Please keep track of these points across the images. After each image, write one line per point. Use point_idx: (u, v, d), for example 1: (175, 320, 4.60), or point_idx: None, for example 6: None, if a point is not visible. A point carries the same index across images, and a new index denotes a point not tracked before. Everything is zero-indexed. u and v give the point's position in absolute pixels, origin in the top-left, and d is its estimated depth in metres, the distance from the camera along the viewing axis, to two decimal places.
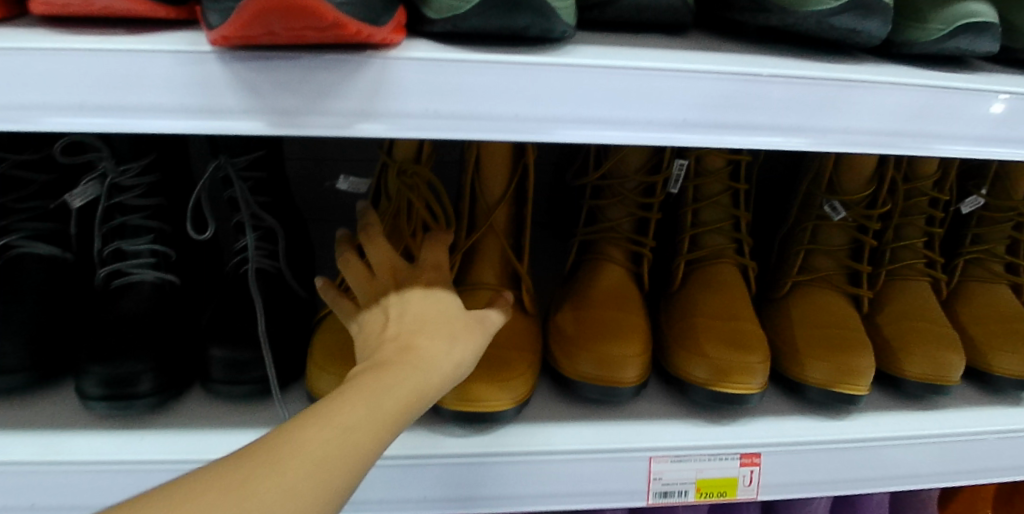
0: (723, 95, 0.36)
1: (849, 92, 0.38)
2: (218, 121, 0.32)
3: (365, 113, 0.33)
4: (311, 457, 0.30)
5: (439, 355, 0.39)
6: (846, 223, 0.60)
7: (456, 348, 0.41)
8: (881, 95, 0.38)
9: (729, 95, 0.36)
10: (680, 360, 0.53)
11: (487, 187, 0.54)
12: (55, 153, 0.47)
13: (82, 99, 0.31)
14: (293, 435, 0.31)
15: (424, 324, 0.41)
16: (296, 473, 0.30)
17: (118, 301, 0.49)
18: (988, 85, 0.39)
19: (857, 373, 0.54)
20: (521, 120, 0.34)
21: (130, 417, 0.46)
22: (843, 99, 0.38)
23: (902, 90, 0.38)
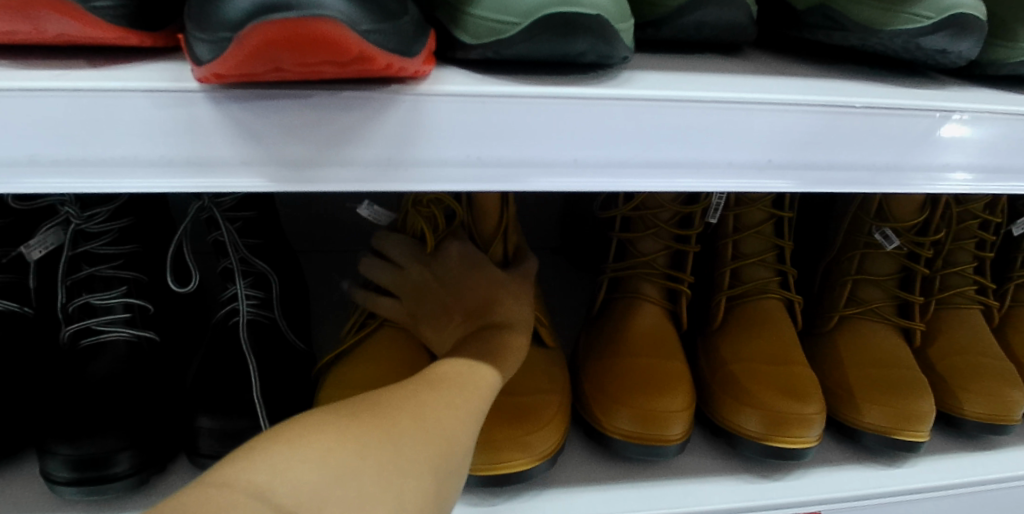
0: (812, 130, 0.31)
1: (952, 124, 0.32)
2: (209, 176, 0.26)
3: (392, 162, 0.27)
4: (455, 382, 0.35)
5: (516, 309, 0.43)
6: (897, 252, 0.55)
7: (520, 297, 0.44)
8: (986, 126, 0.33)
9: (819, 131, 0.31)
10: (727, 410, 0.47)
11: (483, 215, 0.47)
12: (8, 199, 0.44)
13: (33, 152, 0.25)
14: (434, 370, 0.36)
15: (483, 293, 0.43)
16: (448, 392, 0.34)
17: (85, 366, 0.42)
18: None
19: (918, 418, 0.49)
20: (580, 165, 0.29)
21: (104, 502, 0.40)
22: (946, 131, 0.32)
23: (1009, 120, 0.33)
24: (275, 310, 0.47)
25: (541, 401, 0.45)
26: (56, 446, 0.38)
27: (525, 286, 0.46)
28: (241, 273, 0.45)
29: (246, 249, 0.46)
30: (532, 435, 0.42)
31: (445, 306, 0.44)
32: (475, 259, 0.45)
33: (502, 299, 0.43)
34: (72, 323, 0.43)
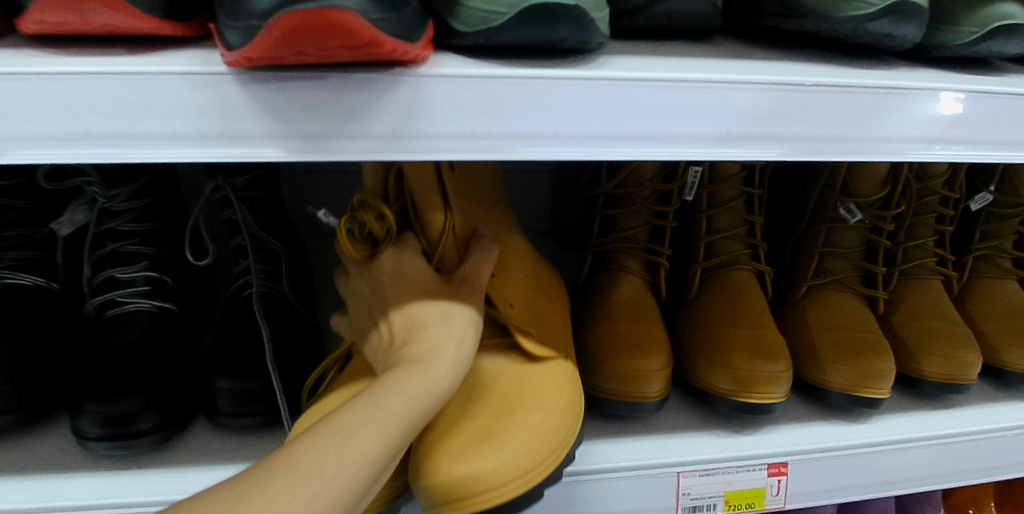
0: (767, 105, 0.35)
1: (892, 99, 0.36)
2: (238, 147, 0.29)
3: (396, 135, 0.31)
4: (309, 471, 0.29)
5: (437, 338, 0.38)
6: (861, 225, 0.59)
7: (448, 318, 0.40)
8: (924, 101, 0.37)
9: (774, 106, 0.35)
10: (702, 370, 0.52)
11: (426, 215, 0.46)
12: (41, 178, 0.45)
13: (86, 128, 0.28)
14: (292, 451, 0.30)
15: (409, 310, 0.40)
16: (291, 489, 0.28)
17: (111, 334, 0.45)
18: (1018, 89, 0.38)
19: (879, 377, 0.53)
20: (561, 138, 0.32)
21: (131, 457, 0.43)
22: (888, 106, 0.36)
23: (945, 96, 0.37)
24: (284, 284, 0.51)
25: (514, 417, 0.40)
26: (88, 405, 0.42)
27: (459, 299, 0.42)
28: (253, 249, 0.49)
29: (258, 227, 0.49)
30: (486, 468, 0.37)
31: (378, 315, 0.42)
32: (409, 264, 0.43)
33: (425, 321, 0.39)
34: (98, 295, 0.46)
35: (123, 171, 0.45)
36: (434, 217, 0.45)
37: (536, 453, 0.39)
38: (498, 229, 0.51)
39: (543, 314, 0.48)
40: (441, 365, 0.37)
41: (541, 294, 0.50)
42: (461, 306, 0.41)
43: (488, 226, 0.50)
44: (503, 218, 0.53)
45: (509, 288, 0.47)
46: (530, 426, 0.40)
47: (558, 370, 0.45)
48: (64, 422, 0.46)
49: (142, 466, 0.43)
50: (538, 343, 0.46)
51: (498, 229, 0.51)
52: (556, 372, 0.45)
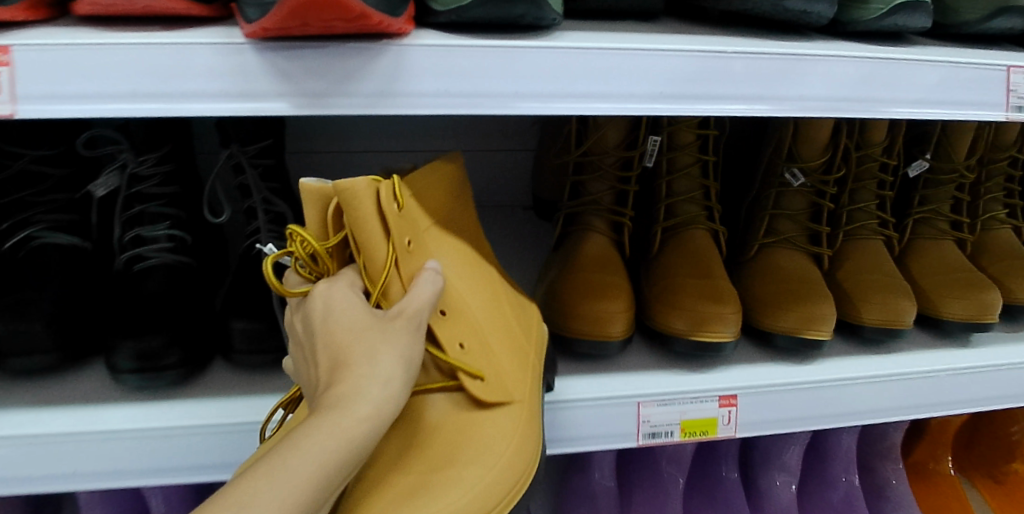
0: (694, 69, 0.41)
1: (801, 64, 0.43)
2: (254, 104, 0.36)
3: (384, 94, 0.37)
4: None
5: (365, 381, 0.32)
6: (806, 189, 0.66)
7: (377, 359, 0.33)
8: (830, 66, 0.44)
9: (699, 69, 0.41)
10: (661, 315, 0.58)
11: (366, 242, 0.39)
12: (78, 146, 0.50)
13: (131, 89, 0.35)
14: (249, 486, 0.28)
15: (334, 349, 0.34)
16: None
17: (140, 284, 0.52)
18: (910, 55, 0.45)
19: (820, 320, 0.59)
20: (520, 96, 0.39)
21: (157, 390, 0.50)
22: (798, 69, 0.43)
23: (848, 61, 0.44)
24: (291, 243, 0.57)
25: (460, 468, 0.40)
26: (122, 342, 0.48)
27: (391, 339, 0.35)
28: (263, 211, 0.55)
29: (268, 192, 0.55)
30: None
31: (307, 356, 0.36)
32: (339, 297, 0.36)
33: (349, 365, 0.33)
34: (126, 251, 0.53)
35: (149, 140, 0.52)
36: (378, 254, 0.39)
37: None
38: (462, 250, 0.47)
39: (499, 355, 0.45)
40: (364, 416, 0.31)
41: (502, 328, 0.47)
42: (394, 343, 0.35)
43: (449, 253, 0.45)
44: (465, 234, 0.49)
45: (466, 326, 0.44)
46: (475, 478, 0.40)
47: (504, 419, 0.43)
48: (99, 364, 0.52)
49: (168, 396, 0.49)
50: (488, 391, 0.43)
51: (463, 253, 0.47)
52: (500, 423, 0.43)
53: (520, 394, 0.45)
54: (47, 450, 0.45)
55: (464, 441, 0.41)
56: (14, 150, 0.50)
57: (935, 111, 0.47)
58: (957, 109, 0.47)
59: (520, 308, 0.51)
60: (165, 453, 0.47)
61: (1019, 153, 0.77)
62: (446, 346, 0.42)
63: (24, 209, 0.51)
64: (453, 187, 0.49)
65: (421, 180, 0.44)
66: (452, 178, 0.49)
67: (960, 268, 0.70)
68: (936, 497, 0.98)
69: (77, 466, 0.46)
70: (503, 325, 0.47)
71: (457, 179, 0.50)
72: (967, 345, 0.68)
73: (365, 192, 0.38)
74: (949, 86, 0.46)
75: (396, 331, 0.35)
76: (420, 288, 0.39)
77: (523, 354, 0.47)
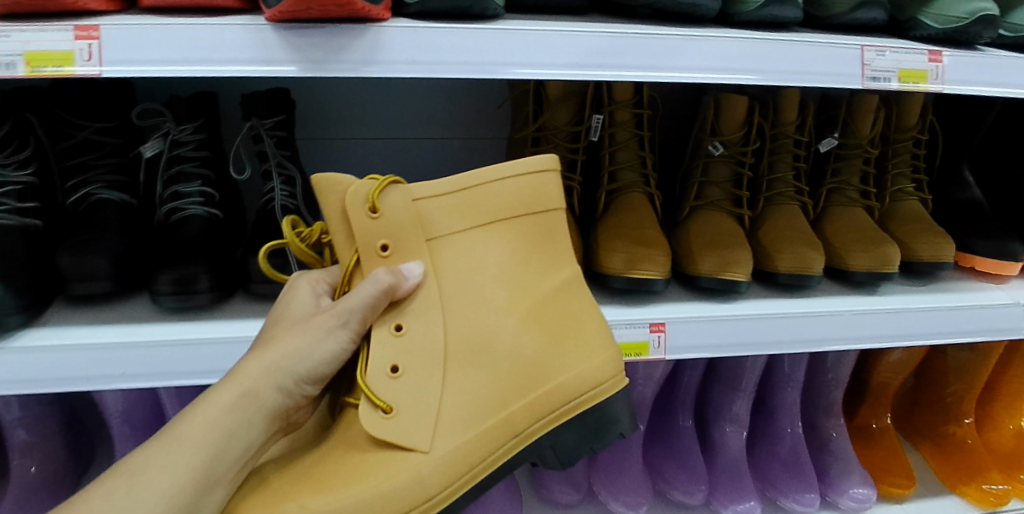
0: (601, 46, 0.55)
1: (686, 43, 0.57)
2: (271, 68, 0.49)
3: (368, 61, 0.50)
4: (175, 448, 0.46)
5: (262, 359, 0.50)
6: (727, 158, 0.79)
7: (278, 344, 0.51)
8: (708, 44, 0.57)
9: (606, 47, 0.55)
10: (602, 258, 0.71)
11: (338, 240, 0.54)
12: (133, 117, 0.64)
13: (184, 56, 0.48)
14: (173, 429, 0.47)
15: (271, 329, 0.54)
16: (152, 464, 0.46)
17: (177, 229, 0.64)
18: (771, 38, 0.59)
19: (736, 262, 0.72)
20: (470, 64, 0.52)
21: (191, 313, 0.61)
22: (684, 46, 0.57)
23: (722, 41, 0.58)
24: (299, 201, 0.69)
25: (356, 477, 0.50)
26: (164, 270, 0.61)
27: (294, 332, 0.52)
28: (277, 173, 0.68)
29: (282, 158, 0.69)
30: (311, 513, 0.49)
31: None
32: (294, 288, 0.56)
33: (264, 346, 0.52)
34: (166, 204, 0.66)
35: (188, 112, 0.65)
36: (348, 254, 0.54)
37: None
38: (475, 276, 0.54)
39: (436, 392, 0.53)
40: (246, 386, 0.49)
41: (464, 363, 0.53)
42: (292, 335, 0.52)
43: (455, 271, 0.53)
44: (490, 255, 0.54)
45: (414, 350, 0.53)
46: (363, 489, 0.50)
47: (406, 456, 0.51)
48: (142, 296, 0.63)
49: (200, 315, 0.61)
50: (405, 421, 0.52)
51: (464, 270, 0.54)
52: (400, 458, 0.51)
53: (436, 446, 0.52)
54: (104, 354, 0.56)
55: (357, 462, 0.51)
56: (81, 123, 0.64)
57: (799, 80, 0.60)
58: (820, 78, 0.60)
59: (528, 338, 0.54)
60: (198, 357, 0.58)
61: (921, 134, 0.90)
62: (384, 363, 0.52)
63: (86, 171, 0.65)
64: (493, 202, 0.54)
65: (433, 196, 0.53)
66: (494, 190, 0.54)
67: (867, 227, 0.82)
68: (879, 452, 1.08)
69: (127, 368, 0.57)
70: (465, 354, 0.53)
71: (514, 188, 0.54)
72: (873, 292, 0.79)
73: (340, 200, 0.52)
74: (807, 61, 0.60)
75: (312, 326, 0.52)
76: (353, 292, 0.51)
77: (488, 396, 0.53)
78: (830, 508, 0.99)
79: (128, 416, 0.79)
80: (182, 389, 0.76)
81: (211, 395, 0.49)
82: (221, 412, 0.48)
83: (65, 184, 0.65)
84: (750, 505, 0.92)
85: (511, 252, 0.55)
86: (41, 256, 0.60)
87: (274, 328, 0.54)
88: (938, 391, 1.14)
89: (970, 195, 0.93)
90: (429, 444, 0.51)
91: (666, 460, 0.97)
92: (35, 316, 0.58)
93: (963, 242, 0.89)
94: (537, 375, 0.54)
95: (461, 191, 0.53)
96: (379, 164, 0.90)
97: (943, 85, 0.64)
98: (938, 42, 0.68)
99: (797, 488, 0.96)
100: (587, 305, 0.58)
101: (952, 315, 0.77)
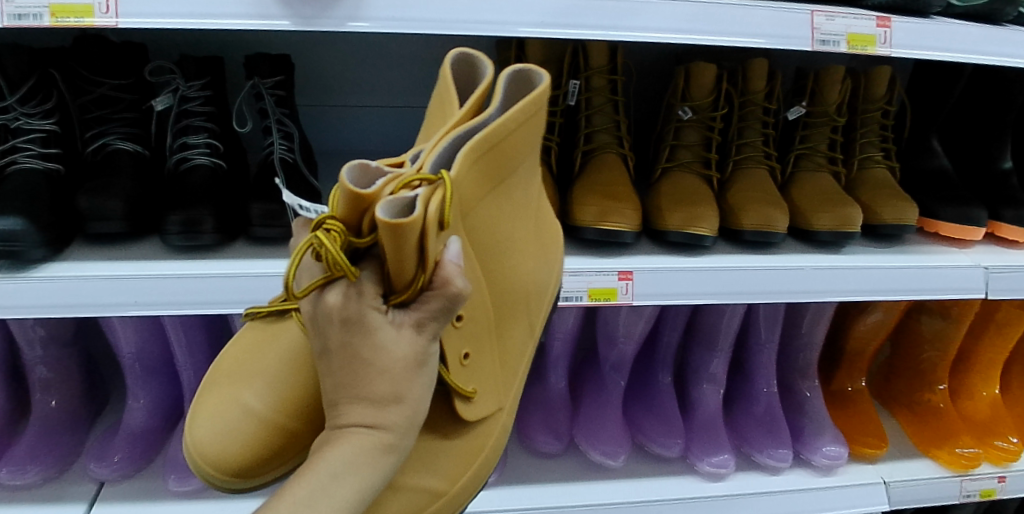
0: (564, 8, 0.61)
1: (644, 5, 0.63)
2: (267, 22, 0.56)
3: (354, 17, 0.58)
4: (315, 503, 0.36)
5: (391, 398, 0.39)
6: (698, 123, 0.86)
7: (397, 382, 0.39)
8: (664, 7, 0.63)
9: (569, 8, 0.61)
10: (574, 212, 0.76)
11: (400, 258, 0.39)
12: (146, 74, 0.72)
13: (192, 10, 0.55)
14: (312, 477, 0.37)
15: (353, 366, 0.39)
16: None
17: (186, 177, 0.70)
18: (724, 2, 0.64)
19: (701, 218, 0.77)
20: (444, 21, 0.59)
21: (195, 251, 0.66)
22: (642, 8, 0.63)
23: (677, 4, 0.63)
24: (297, 155, 0.76)
25: (458, 457, 0.48)
26: (173, 211, 0.66)
27: (403, 363, 0.40)
28: (277, 128, 0.75)
29: (281, 115, 0.76)
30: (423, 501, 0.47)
31: (319, 342, 0.40)
32: (347, 311, 0.39)
33: (370, 384, 0.39)
34: (176, 155, 0.73)
35: (196, 71, 0.73)
36: (407, 274, 0.40)
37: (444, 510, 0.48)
38: (505, 229, 0.50)
39: (491, 367, 0.49)
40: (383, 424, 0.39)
41: (501, 330, 0.50)
42: (404, 365, 0.40)
43: (490, 227, 0.48)
44: (507, 204, 0.50)
45: (473, 339, 0.47)
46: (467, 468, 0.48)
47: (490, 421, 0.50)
48: (154, 239, 0.69)
49: (205, 253, 0.66)
50: (483, 397, 0.49)
51: (501, 223, 0.49)
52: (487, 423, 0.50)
53: (507, 399, 0.52)
54: (116, 283, 0.61)
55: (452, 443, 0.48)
56: (99, 80, 0.71)
57: (749, 39, 0.65)
58: (770, 39, 0.65)
59: (538, 274, 0.54)
60: (203, 290, 0.62)
61: (889, 105, 0.94)
62: (459, 349, 0.46)
63: (104, 124, 0.72)
64: (522, 141, 0.49)
65: (468, 168, 0.43)
66: (514, 139, 0.47)
67: (832, 191, 0.86)
68: (854, 415, 1.08)
69: (138, 297, 0.62)
70: (512, 312, 0.51)
71: (525, 128, 0.48)
72: (837, 251, 0.82)
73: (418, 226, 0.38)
74: (757, 23, 0.65)
75: (417, 359, 0.40)
76: (425, 310, 0.40)
77: (522, 345, 0.53)
78: (804, 466, 0.99)
79: (141, 358, 0.85)
80: (184, 317, 0.81)
81: (345, 452, 0.38)
82: (377, 450, 0.39)
83: (85, 134, 0.72)
84: (724, 457, 0.94)
85: (517, 191, 0.51)
86: (61, 198, 0.67)
87: (357, 357, 0.39)
88: (914, 357, 1.14)
89: (938, 164, 0.97)
90: (503, 399, 0.51)
91: (646, 415, 1.00)
92: (56, 252, 0.64)
93: (928, 208, 0.91)
94: (543, 300, 0.55)
95: (489, 153, 0.45)
96: (377, 130, 0.97)
97: (891, 49, 0.69)
98: (889, 10, 0.73)
99: (769, 443, 0.97)
100: (550, 221, 0.59)
101: (918, 271, 0.80)
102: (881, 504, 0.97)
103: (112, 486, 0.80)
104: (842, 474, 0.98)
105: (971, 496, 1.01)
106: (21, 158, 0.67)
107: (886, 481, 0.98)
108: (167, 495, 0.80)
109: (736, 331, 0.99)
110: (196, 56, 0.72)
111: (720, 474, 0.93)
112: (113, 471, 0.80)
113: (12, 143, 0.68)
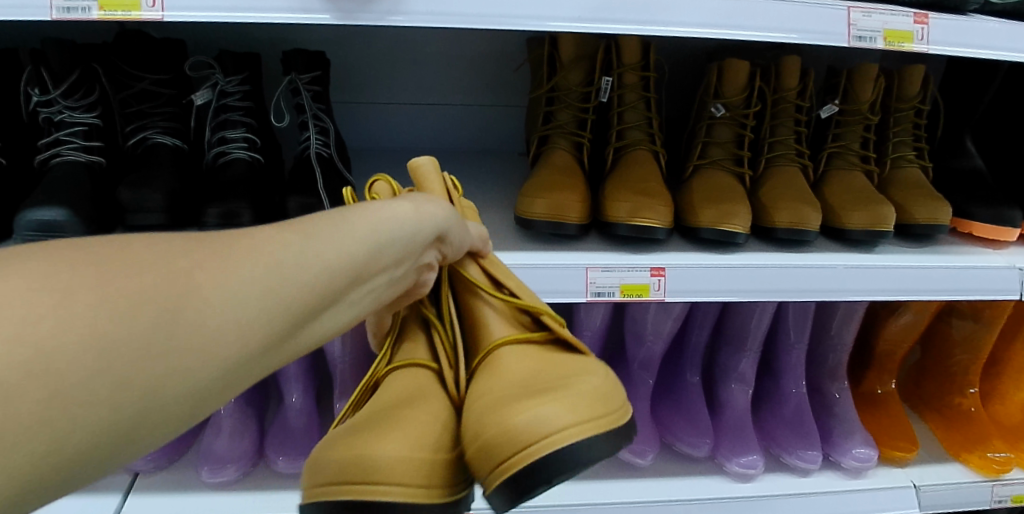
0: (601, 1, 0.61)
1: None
2: (308, 15, 0.57)
3: (395, 10, 0.58)
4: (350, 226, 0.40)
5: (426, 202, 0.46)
6: (730, 121, 0.85)
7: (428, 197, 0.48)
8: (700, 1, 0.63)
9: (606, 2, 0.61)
10: (606, 208, 0.76)
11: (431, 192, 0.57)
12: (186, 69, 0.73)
13: (235, 4, 0.56)
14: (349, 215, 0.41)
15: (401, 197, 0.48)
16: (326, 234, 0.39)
17: (224, 171, 0.71)
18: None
19: (733, 215, 0.76)
20: (483, 15, 0.60)
21: None
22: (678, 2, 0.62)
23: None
24: (332, 150, 0.77)
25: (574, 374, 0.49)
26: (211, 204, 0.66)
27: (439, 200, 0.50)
28: (313, 123, 0.76)
29: (317, 110, 0.77)
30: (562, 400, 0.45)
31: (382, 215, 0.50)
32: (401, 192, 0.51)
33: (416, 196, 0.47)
34: (213, 149, 0.74)
35: (234, 67, 0.74)
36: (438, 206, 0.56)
37: (613, 401, 0.47)
38: None
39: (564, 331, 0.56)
40: (413, 208, 0.45)
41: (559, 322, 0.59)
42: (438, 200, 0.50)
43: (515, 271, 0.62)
44: None
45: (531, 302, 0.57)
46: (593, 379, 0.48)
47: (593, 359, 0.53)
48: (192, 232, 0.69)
49: None
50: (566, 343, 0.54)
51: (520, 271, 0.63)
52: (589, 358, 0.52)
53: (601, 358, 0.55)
54: None
55: (582, 357, 0.52)
56: (140, 74, 0.72)
57: (783, 34, 0.65)
58: (804, 34, 0.65)
59: None
60: None
61: (922, 104, 0.93)
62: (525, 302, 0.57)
63: (144, 118, 0.73)
64: None
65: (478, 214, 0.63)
66: None
67: (864, 190, 0.85)
68: (884, 417, 1.06)
69: None
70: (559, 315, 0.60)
71: None
72: (871, 249, 0.81)
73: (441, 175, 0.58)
74: (792, 18, 0.65)
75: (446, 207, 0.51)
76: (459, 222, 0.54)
77: None
78: (833, 468, 0.98)
79: None
80: None
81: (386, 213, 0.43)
82: (406, 216, 0.44)
83: (125, 128, 0.73)
84: (752, 457, 0.93)
85: None
86: (103, 189, 0.68)
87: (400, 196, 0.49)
88: (944, 360, 1.12)
89: (972, 164, 0.96)
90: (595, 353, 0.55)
91: (673, 413, 1.00)
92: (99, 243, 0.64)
93: (961, 209, 0.90)
94: None
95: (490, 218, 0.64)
96: (407, 128, 0.97)
97: (928, 46, 0.68)
98: (927, 6, 0.72)
99: (798, 445, 0.96)
100: None
101: (955, 271, 0.78)
102: (913, 509, 0.95)
103: (148, 476, 0.82)
104: (871, 477, 0.96)
105: (1003, 501, 0.99)
106: (64, 150, 0.68)
107: (916, 485, 0.96)
108: (199, 485, 0.80)
109: (766, 330, 0.98)
110: (234, 52, 0.73)
111: (748, 475, 0.92)
112: (146, 462, 0.81)
113: (55, 136, 0.69)
